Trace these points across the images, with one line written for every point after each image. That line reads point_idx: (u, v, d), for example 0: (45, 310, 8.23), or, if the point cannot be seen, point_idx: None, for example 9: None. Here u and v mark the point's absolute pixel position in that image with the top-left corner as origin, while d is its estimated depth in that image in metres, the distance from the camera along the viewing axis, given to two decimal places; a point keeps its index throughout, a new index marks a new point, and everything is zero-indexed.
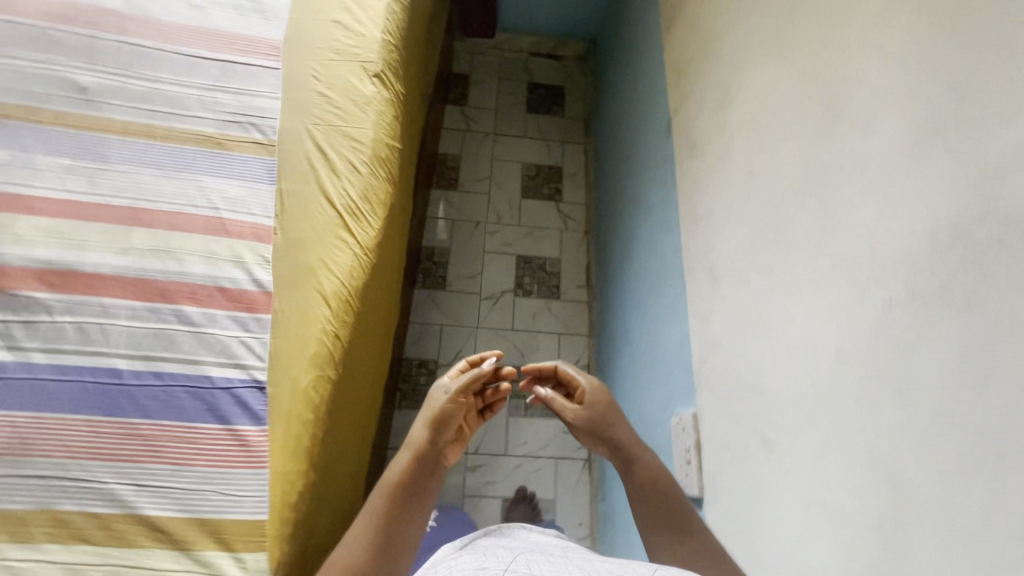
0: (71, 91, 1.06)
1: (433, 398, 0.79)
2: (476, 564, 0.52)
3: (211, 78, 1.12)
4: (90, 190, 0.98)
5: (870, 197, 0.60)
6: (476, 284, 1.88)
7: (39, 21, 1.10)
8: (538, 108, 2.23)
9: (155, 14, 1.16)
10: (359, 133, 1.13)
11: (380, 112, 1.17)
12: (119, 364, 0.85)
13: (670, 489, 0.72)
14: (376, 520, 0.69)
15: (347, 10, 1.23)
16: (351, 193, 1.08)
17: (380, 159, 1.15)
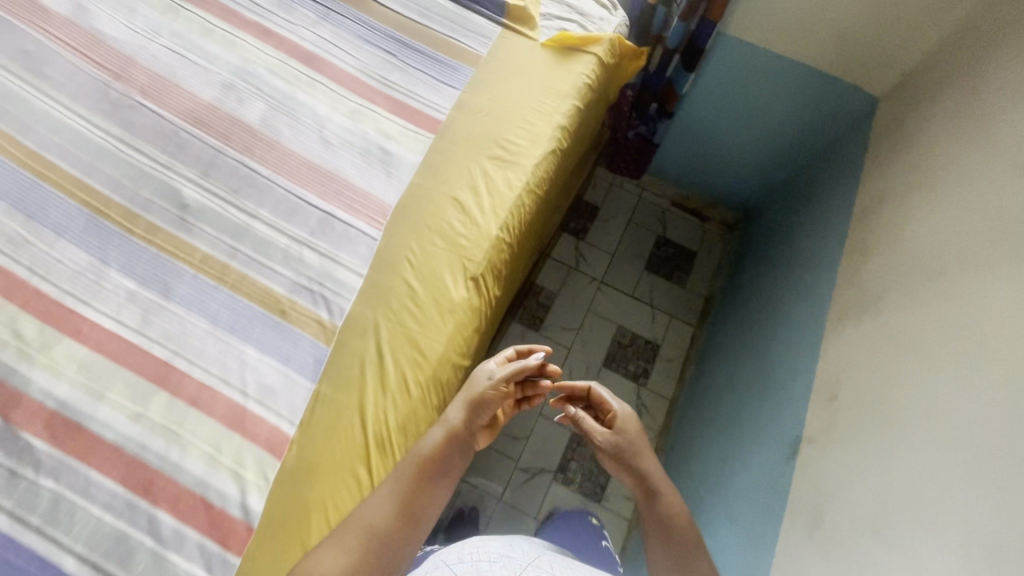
0: (174, 204, 1.02)
1: (477, 380, 0.92)
2: (504, 551, 0.81)
3: (307, 229, 1.04)
4: (140, 326, 0.93)
5: (1013, 488, 0.63)
6: (517, 450, 1.69)
7: (177, 118, 1.09)
8: (659, 270, 1.99)
9: (284, 139, 1.10)
10: (427, 345, 0.98)
11: (460, 322, 1.01)
12: (67, 566, 0.76)
13: (673, 531, 0.80)
14: (403, 488, 0.80)
15: (473, 190, 1.09)
16: (389, 420, 0.92)
17: (440, 379, 0.97)
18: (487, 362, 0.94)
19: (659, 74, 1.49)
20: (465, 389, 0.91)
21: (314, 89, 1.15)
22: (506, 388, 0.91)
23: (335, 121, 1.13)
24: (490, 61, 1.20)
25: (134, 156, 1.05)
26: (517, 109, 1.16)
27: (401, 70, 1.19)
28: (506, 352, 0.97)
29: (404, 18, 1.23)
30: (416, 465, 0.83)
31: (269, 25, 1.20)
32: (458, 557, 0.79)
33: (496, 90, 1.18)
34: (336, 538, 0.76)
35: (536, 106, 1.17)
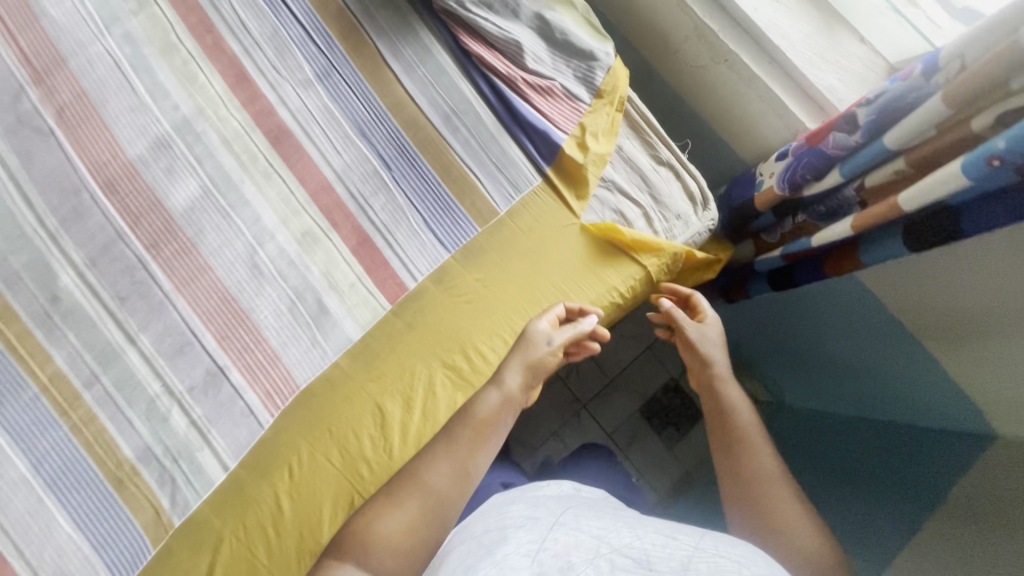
0: (43, 293, 0.81)
1: (532, 333, 0.84)
2: (527, 514, 0.63)
3: (188, 382, 0.82)
4: None
5: None
6: None
7: (85, 169, 0.84)
8: (652, 418, 1.67)
9: (205, 246, 0.84)
10: None
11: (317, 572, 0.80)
12: None
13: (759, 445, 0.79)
14: (450, 456, 0.82)
15: (406, 402, 0.84)
16: None
17: None
18: (538, 324, 0.84)
19: (733, 268, 1.11)
20: (518, 349, 0.85)
21: (269, 184, 0.87)
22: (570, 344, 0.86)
23: (278, 241, 0.86)
24: (506, 224, 0.89)
25: (15, 206, 0.82)
26: (508, 310, 0.88)
27: (387, 193, 0.88)
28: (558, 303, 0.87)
29: (424, 115, 0.90)
30: (475, 429, 0.83)
31: (247, 66, 0.89)
32: (480, 526, 0.62)
33: (496, 270, 0.88)
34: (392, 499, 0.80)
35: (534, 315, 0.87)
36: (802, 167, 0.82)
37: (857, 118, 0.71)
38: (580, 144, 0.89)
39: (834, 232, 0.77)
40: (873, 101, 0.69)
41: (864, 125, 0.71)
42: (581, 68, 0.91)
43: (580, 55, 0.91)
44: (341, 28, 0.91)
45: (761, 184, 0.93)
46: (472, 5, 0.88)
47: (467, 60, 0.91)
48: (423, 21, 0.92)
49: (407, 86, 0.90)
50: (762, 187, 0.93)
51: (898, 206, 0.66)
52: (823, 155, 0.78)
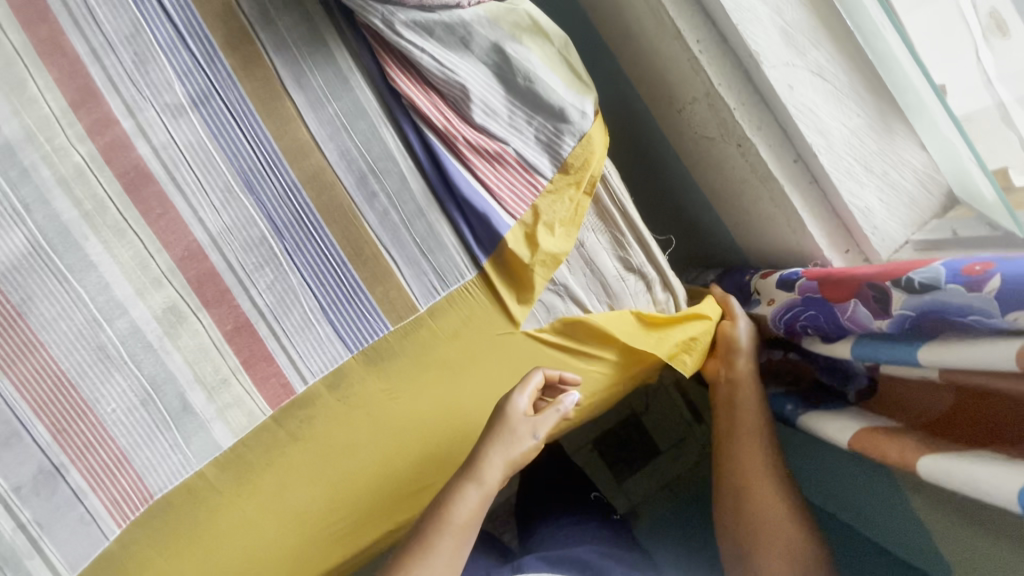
0: None
1: (513, 416, 0.64)
2: None
3: (14, 480, 0.68)
4: None
5: None
6: None
7: None
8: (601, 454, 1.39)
9: (35, 317, 0.66)
10: None
11: None
12: None
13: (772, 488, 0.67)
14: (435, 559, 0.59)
15: (281, 526, 0.72)
16: None
17: None
18: (517, 403, 0.65)
19: None
20: (500, 437, 0.64)
21: (121, 242, 0.67)
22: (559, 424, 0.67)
23: (132, 319, 0.68)
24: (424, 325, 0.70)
25: None
26: (414, 431, 0.72)
27: (276, 269, 0.69)
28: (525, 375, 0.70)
29: (332, 170, 0.68)
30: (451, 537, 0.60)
31: (97, 77, 0.66)
32: None
33: (406, 382, 0.71)
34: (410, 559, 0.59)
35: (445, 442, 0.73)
36: (805, 317, 0.64)
37: (891, 300, 0.52)
38: (528, 238, 0.69)
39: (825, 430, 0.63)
40: (918, 290, 0.49)
41: (897, 315, 0.52)
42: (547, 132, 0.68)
43: (547, 112, 0.67)
44: (228, 35, 0.67)
45: (756, 306, 0.75)
46: (404, 28, 0.64)
47: (397, 102, 0.68)
48: (342, 37, 0.68)
49: (312, 127, 0.68)
50: (756, 310, 0.75)
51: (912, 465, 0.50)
52: (835, 319, 0.59)
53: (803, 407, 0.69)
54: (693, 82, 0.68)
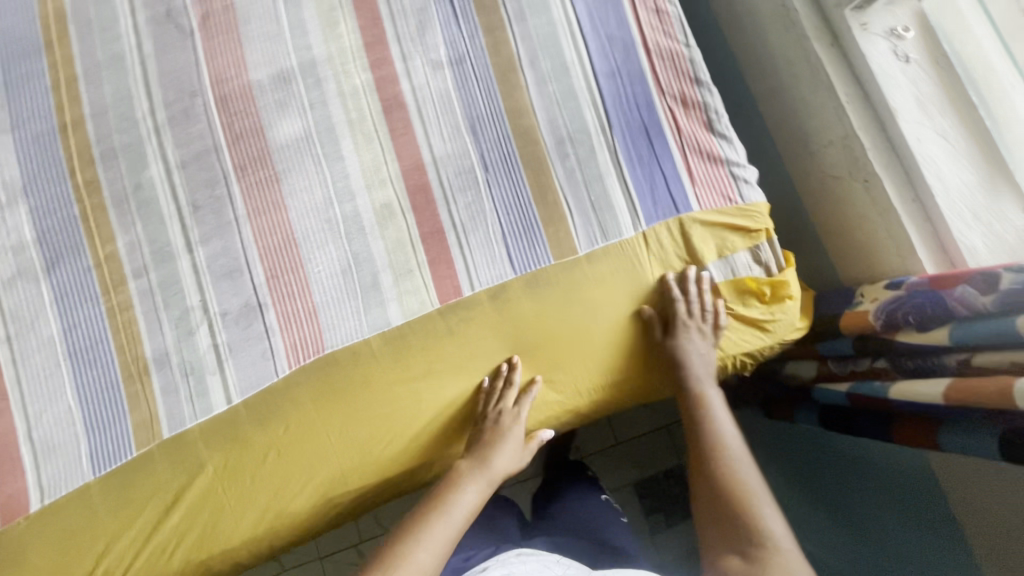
0: (129, 178, 0.84)
1: (510, 436, 0.83)
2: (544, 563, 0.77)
3: (224, 306, 0.82)
4: (7, 288, 0.82)
5: None
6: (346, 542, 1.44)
7: (208, 78, 0.86)
8: (642, 499, 1.47)
9: (288, 185, 0.85)
10: (204, 484, 0.80)
11: (259, 495, 0.81)
12: None
13: (741, 462, 0.77)
14: (443, 527, 0.76)
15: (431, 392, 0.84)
16: (133, 551, 0.79)
17: (190, 522, 0.80)
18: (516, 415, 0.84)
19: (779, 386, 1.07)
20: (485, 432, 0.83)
21: (367, 147, 0.87)
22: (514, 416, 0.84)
23: (356, 205, 0.85)
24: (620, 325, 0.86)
25: (135, 92, 0.86)
26: (557, 360, 0.86)
27: (475, 197, 0.86)
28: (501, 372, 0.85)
29: (538, 131, 0.87)
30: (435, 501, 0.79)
31: (387, 31, 0.89)
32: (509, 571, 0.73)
33: (563, 311, 0.84)
34: (429, 529, 0.75)
35: (574, 373, 0.87)
36: (908, 305, 0.74)
37: (998, 279, 0.65)
38: (697, 239, 0.84)
39: (920, 392, 0.70)
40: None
41: (1001, 291, 0.64)
42: (723, 151, 0.87)
43: None
44: (489, 23, 0.90)
45: (858, 304, 0.85)
46: (618, 55, 0.89)
47: (609, 96, 0.88)
48: (571, 40, 0.89)
49: (532, 98, 0.88)
50: (857, 307, 0.84)
51: (1014, 401, 0.58)
52: (941, 303, 0.70)
53: (889, 382, 0.78)
54: (832, 125, 0.85)
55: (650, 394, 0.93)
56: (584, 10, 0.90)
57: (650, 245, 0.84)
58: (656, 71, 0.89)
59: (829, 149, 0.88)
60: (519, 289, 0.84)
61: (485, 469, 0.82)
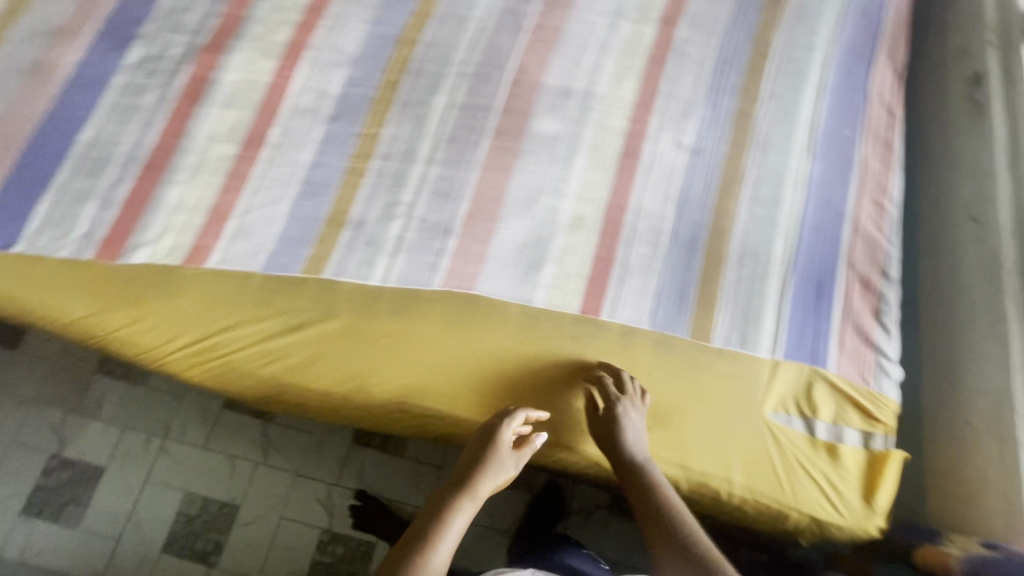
0: (421, 95, 1.05)
1: (501, 446, 0.88)
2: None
3: (424, 215, 0.98)
4: (295, 112, 1.02)
5: None
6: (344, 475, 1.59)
7: (515, 64, 1.08)
8: None
9: (523, 162, 1.02)
10: (326, 325, 0.92)
11: (357, 359, 0.92)
12: (88, 137, 0.96)
13: (684, 515, 0.81)
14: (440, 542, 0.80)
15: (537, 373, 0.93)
16: (240, 339, 0.91)
17: (294, 347, 0.91)
18: (506, 433, 0.88)
19: None
20: (477, 451, 0.89)
21: (594, 170, 1.03)
22: (506, 441, 0.88)
23: (561, 204, 1.00)
24: (623, 404, 0.86)
25: (462, 45, 1.09)
26: (652, 420, 0.90)
27: (651, 252, 0.98)
28: (597, 398, 0.92)
29: (732, 233, 0.99)
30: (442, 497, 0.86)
31: (657, 103, 1.07)
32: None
33: (676, 383, 0.90)
34: (435, 530, 0.81)
35: (659, 443, 0.90)
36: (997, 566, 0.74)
37: None
38: (822, 396, 0.89)
39: None
40: None
41: None
42: (879, 339, 0.93)
43: None
44: (736, 139, 1.05)
45: (941, 543, 0.83)
46: (828, 217, 1.00)
47: (804, 242, 0.98)
48: (795, 185, 1.02)
49: (741, 208, 1.00)
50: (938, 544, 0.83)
51: None
52: None
53: None
54: (991, 377, 0.89)
55: (712, 510, 0.91)
56: (818, 169, 1.03)
57: (776, 374, 0.90)
58: (852, 245, 0.98)
59: (977, 396, 0.91)
60: (649, 345, 0.92)
61: (471, 487, 0.87)
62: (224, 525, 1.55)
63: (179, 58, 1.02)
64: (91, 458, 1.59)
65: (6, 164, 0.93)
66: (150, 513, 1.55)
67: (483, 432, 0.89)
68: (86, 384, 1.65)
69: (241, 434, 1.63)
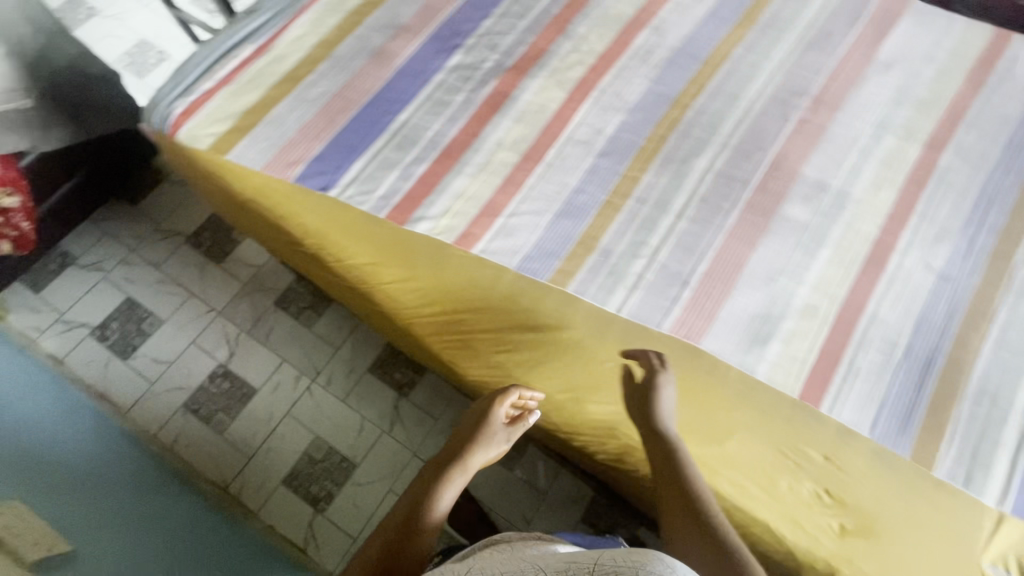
0: (685, 154, 1.13)
1: (496, 422, 0.97)
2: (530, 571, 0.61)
3: (666, 261, 1.04)
4: (571, 141, 1.13)
5: None
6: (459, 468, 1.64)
7: (777, 149, 1.14)
8: None
9: (769, 240, 1.06)
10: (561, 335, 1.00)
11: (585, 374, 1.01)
12: (403, 116, 1.11)
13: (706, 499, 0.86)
14: (426, 494, 0.90)
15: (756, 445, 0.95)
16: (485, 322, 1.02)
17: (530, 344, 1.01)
18: (499, 411, 0.97)
19: None
20: (481, 427, 0.97)
21: (836, 266, 1.05)
22: (494, 413, 0.97)
23: (799, 288, 1.03)
24: (664, 376, 0.95)
25: (730, 120, 1.17)
26: (866, 532, 0.92)
27: (882, 361, 0.97)
28: (818, 493, 0.93)
29: (971, 369, 0.96)
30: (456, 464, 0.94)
31: (912, 220, 1.08)
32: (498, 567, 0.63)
33: (895, 503, 0.90)
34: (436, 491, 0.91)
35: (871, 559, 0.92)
36: None
37: None
38: None
39: None
40: None
41: None
42: None
43: None
44: (989, 277, 1.04)
45: None
46: None
47: None
48: None
49: (985, 346, 0.98)
50: None
51: None
52: None
53: None
54: None
55: None
56: None
57: (1001, 529, 0.88)
58: None
59: None
60: (868, 452, 0.92)
61: (465, 457, 0.94)
62: (341, 478, 1.65)
63: (489, 71, 1.17)
64: (250, 377, 1.75)
65: (338, 121, 1.09)
66: (281, 443, 1.68)
67: (487, 408, 0.98)
68: (264, 312, 1.83)
69: (377, 399, 1.75)
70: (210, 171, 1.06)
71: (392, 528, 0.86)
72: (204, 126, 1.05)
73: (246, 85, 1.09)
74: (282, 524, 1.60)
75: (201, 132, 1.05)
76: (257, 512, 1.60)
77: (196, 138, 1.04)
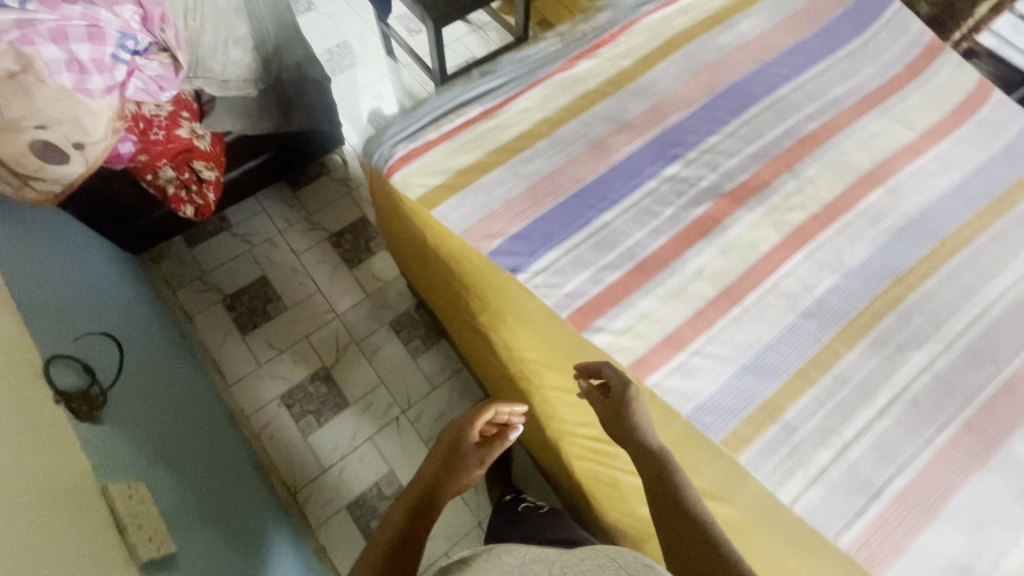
0: (901, 342, 1.01)
1: (471, 443, 0.94)
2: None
3: (857, 461, 0.91)
4: (776, 290, 1.04)
5: None
6: None
7: (1013, 368, 0.99)
8: None
9: (986, 476, 0.91)
10: (722, 508, 0.89)
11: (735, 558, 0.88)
12: (608, 216, 1.07)
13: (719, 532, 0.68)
14: (411, 504, 0.82)
15: None
16: None
17: None
18: (472, 433, 0.94)
19: None
20: (453, 443, 0.94)
21: None
22: (474, 431, 0.95)
23: (1013, 548, 0.87)
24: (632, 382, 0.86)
25: (961, 317, 1.03)
26: None
27: None
28: None
29: None
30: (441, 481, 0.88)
31: None
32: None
33: None
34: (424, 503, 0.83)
35: None
36: None
37: None
38: None
39: None
40: None
41: None
42: None
43: None
44: None
45: None
46: None
47: None
48: None
49: None
50: None
51: None
52: None
53: None
54: None
55: None
56: None
57: None
58: None
59: None
60: None
61: (446, 474, 0.90)
62: None
63: (704, 191, 1.11)
64: (347, 389, 1.76)
65: (542, 203, 1.06)
66: (356, 463, 1.66)
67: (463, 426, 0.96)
68: (378, 327, 1.85)
69: None
70: (411, 222, 1.08)
71: (393, 526, 0.77)
72: (419, 175, 1.07)
73: (467, 146, 1.10)
74: (335, 549, 1.56)
75: (414, 181, 1.06)
76: (317, 525, 1.58)
77: (411, 186, 1.06)
